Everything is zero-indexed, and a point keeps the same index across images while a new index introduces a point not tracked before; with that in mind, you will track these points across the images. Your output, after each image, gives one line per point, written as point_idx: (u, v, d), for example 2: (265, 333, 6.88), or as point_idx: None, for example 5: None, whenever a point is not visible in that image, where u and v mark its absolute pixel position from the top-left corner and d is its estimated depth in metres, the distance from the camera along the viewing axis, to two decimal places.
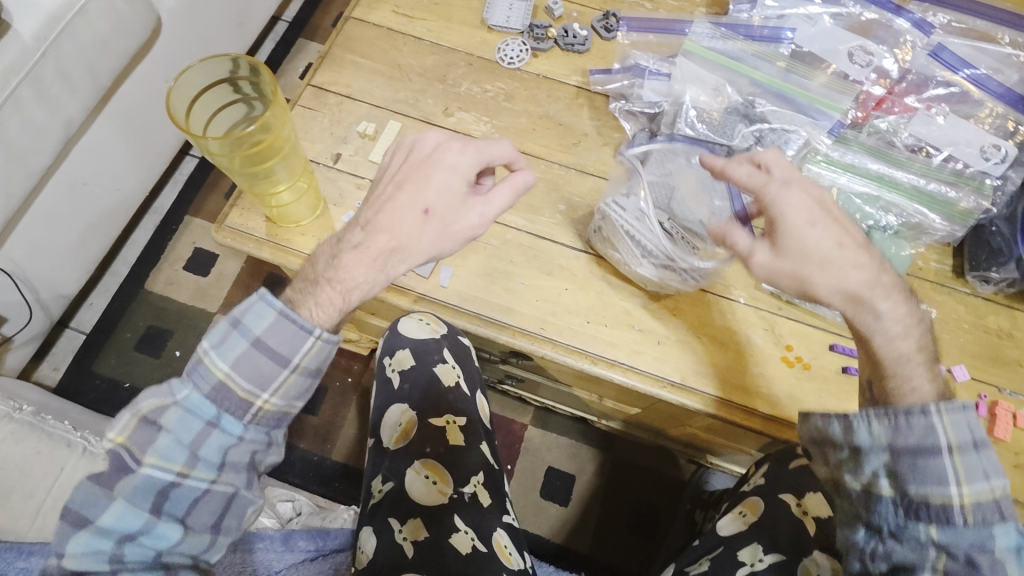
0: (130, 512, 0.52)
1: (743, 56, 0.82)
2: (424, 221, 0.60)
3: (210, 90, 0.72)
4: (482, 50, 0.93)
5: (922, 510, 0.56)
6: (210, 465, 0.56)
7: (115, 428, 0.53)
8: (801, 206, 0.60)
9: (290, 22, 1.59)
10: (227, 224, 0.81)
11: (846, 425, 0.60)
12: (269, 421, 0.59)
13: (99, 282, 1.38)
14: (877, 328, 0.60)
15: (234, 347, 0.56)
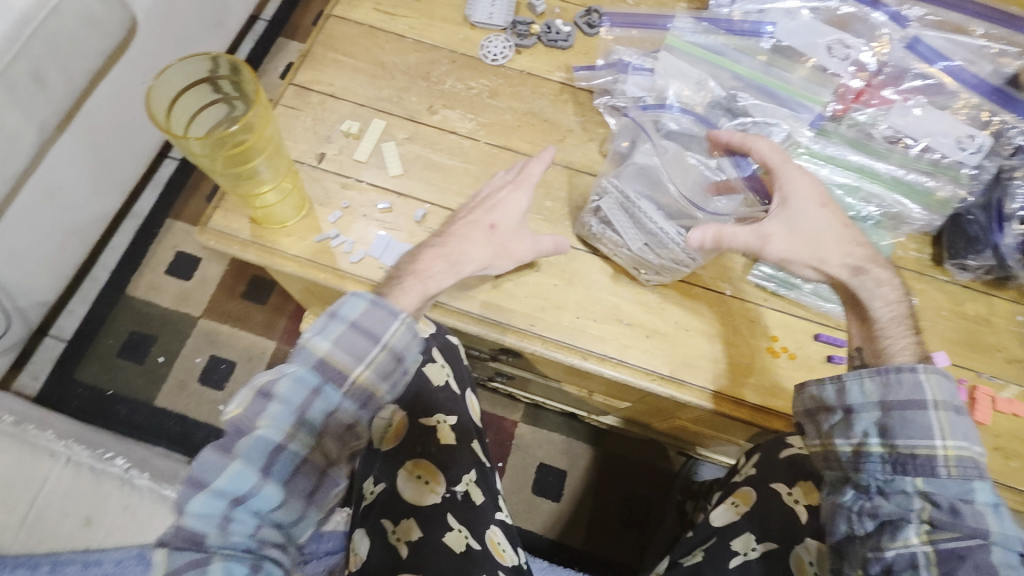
0: (245, 472, 0.52)
1: (725, 50, 0.83)
2: (490, 234, 0.70)
3: (191, 90, 0.71)
4: (466, 47, 0.93)
5: (908, 464, 0.58)
6: (311, 430, 0.55)
7: (234, 401, 0.56)
8: (805, 189, 0.68)
9: (270, 21, 1.57)
10: (210, 226, 0.80)
11: (839, 387, 0.62)
12: (360, 396, 0.58)
13: (79, 288, 1.36)
14: (875, 294, 0.66)
15: (335, 330, 0.59)
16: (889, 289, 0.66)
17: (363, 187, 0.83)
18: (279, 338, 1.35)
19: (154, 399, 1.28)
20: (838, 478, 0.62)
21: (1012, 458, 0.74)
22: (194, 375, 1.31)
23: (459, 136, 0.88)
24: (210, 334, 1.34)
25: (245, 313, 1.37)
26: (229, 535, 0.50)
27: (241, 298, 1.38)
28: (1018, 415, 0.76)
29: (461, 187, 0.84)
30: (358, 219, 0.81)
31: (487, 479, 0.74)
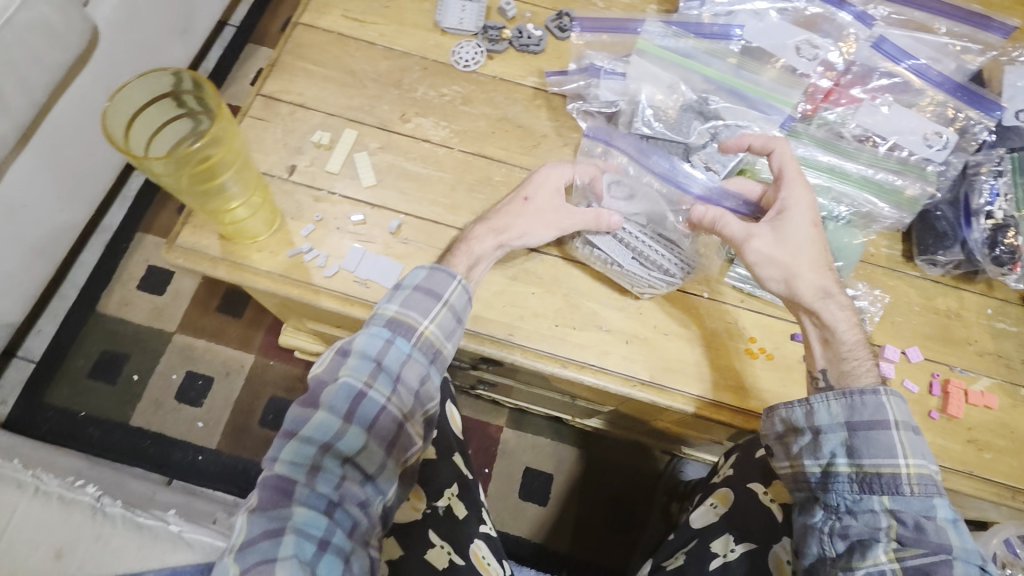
0: (329, 419, 0.52)
1: (696, 53, 0.83)
2: (524, 205, 0.71)
3: (150, 106, 0.69)
4: (437, 53, 0.92)
5: (875, 482, 0.59)
6: (389, 378, 0.55)
7: (318, 362, 0.56)
8: (805, 206, 0.69)
9: (238, 27, 1.54)
10: (178, 243, 0.78)
11: (808, 409, 0.62)
12: (427, 350, 0.58)
13: (46, 307, 1.32)
14: (840, 315, 0.66)
15: (401, 293, 0.60)
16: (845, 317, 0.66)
17: (335, 199, 0.81)
18: (257, 351, 1.33)
19: (129, 419, 1.25)
20: (809, 497, 0.63)
21: (984, 450, 0.76)
22: (170, 392, 1.28)
23: (432, 144, 0.86)
24: (185, 350, 1.32)
25: (221, 328, 1.34)
26: (317, 484, 0.50)
27: (216, 312, 1.35)
28: (989, 407, 0.77)
29: (435, 196, 0.83)
30: (330, 232, 0.79)
31: (469, 491, 0.73)
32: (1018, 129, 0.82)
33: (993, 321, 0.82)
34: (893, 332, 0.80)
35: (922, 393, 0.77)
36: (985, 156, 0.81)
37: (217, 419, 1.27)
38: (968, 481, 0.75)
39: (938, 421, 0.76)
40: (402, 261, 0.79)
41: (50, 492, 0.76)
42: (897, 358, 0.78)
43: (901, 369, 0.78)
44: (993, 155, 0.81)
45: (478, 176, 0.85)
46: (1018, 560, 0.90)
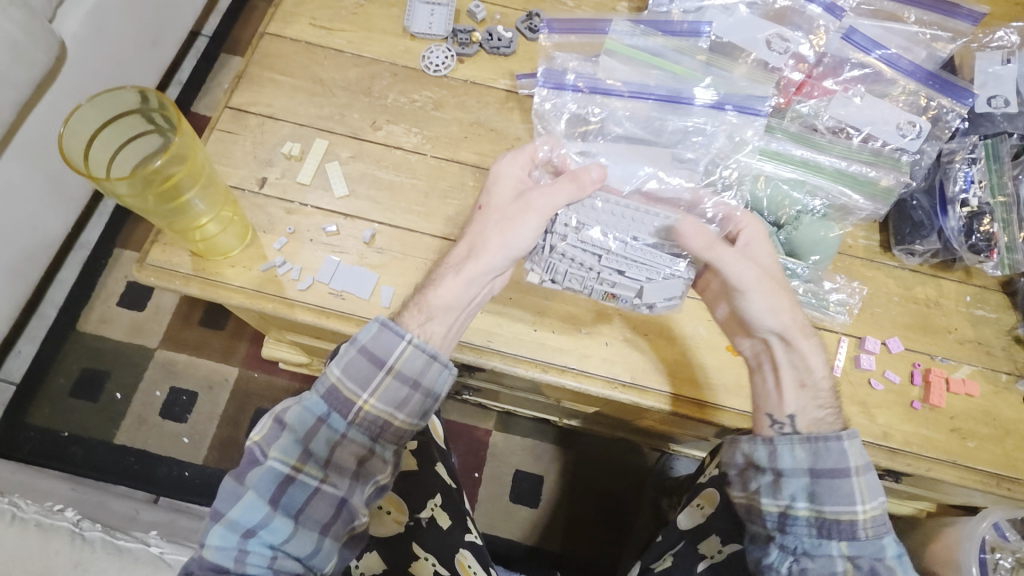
0: (254, 504, 0.51)
1: (664, 52, 0.81)
2: (483, 214, 0.65)
3: (109, 126, 0.69)
4: (407, 59, 0.91)
5: (833, 527, 0.59)
6: (319, 461, 0.53)
7: (255, 428, 0.54)
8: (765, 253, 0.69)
9: (211, 37, 1.52)
10: (147, 261, 0.76)
11: (771, 449, 0.62)
12: (369, 425, 0.55)
13: (25, 327, 1.30)
14: (809, 361, 0.65)
15: (345, 353, 0.55)
16: (812, 356, 0.65)
17: (307, 211, 0.80)
18: (241, 364, 1.32)
19: (113, 437, 1.24)
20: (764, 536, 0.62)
21: (968, 438, 0.76)
22: (154, 409, 1.27)
23: (405, 151, 0.86)
24: (168, 366, 1.30)
25: (204, 342, 1.33)
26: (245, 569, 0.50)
27: (198, 326, 1.34)
28: (970, 395, 0.77)
29: (409, 204, 0.82)
30: (304, 244, 0.78)
31: (453, 500, 0.71)
32: (990, 116, 0.82)
33: (972, 309, 0.82)
34: (874, 324, 0.80)
35: (903, 383, 0.77)
36: (959, 144, 0.82)
37: (202, 434, 1.26)
38: (952, 470, 0.75)
39: (920, 411, 0.76)
40: (377, 270, 0.78)
41: (28, 517, 0.73)
42: (878, 349, 0.78)
43: (882, 360, 0.78)
44: (967, 142, 0.82)
45: (452, 181, 0.84)
46: (1007, 544, 0.90)
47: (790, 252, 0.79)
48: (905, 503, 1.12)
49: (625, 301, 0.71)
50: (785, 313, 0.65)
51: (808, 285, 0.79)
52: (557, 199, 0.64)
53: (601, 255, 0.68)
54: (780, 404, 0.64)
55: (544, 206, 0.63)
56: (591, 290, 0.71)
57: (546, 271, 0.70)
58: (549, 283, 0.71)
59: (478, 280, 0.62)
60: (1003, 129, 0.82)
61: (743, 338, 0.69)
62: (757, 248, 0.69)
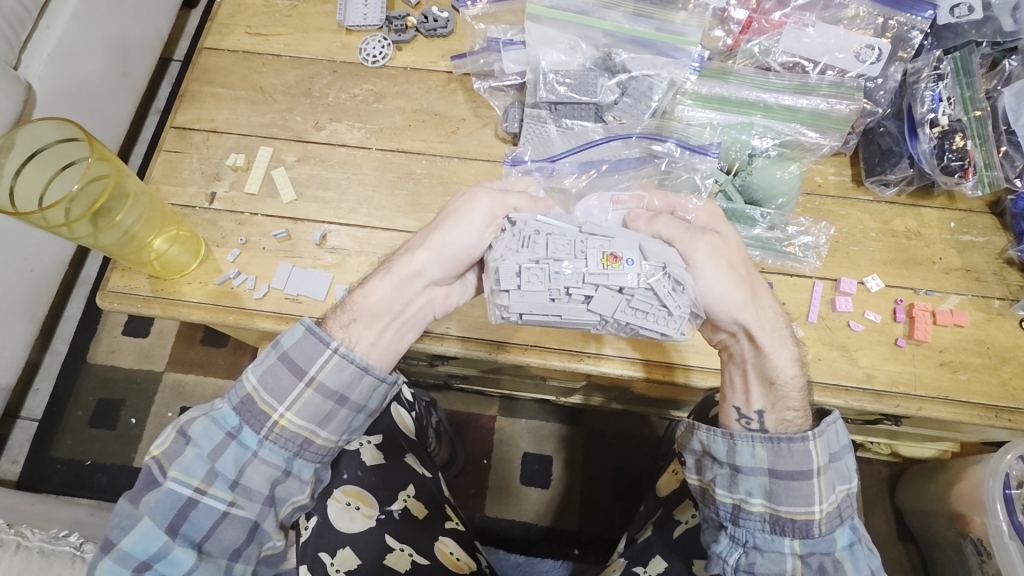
0: (150, 533, 0.52)
1: (588, 9, 0.77)
2: (435, 218, 0.63)
3: (28, 164, 0.69)
4: (345, 54, 0.90)
5: (787, 526, 0.59)
6: (225, 483, 0.54)
7: (156, 440, 0.55)
8: (733, 237, 0.63)
9: (182, 61, 1.53)
10: (111, 288, 0.78)
11: (730, 444, 0.60)
12: (285, 440, 0.55)
13: (41, 365, 1.36)
14: (764, 354, 0.62)
15: (268, 358, 0.57)
16: (783, 353, 0.62)
17: (258, 220, 0.80)
18: None
19: (133, 462, 1.29)
20: (716, 522, 0.63)
21: (959, 371, 0.71)
22: None
23: (350, 148, 0.85)
24: (176, 387, 1.34)
25: (208, 359, 1.37)
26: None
27: (200, 345, 1.38)
28: (960, 325, 0.73)
29: (358, 201, 0.82)
30: (257, 253, 0.79)
31: (429, 491, 0.72)
32: (955, 27, 0.77)
33: (958, 235, 0.77)
34: (850, 264, 0.75)
35: (884, 322, 0.73)
36: (923, 61, 0.76)
37: None
38: (948, 408, 0.70)
39: (906, 349, 0.72)
40: (332, 271, 0.78)
41: (32, 545, 0.76)
42: (855, 289, 0.73)
43: (861, 300, 0.74)
44: (932, 58, 0.76)
45: (399, 172, 0.83)
46: None
47: (750, 199, 0.76)
48: (924, 446, 1.01)
49: (632, 263, 0.56)
50: (738, 293, 0.60)
51: (772, 231, 0.75)
52: (509, 198, 0.60)
53: (579, 224, 0.58)
54: (747, 399, 0.63)
55: (493, 201, 0.60)
56: (587, 256, 0.56)
57: (521, 249, 0.56)
58: (529, 266, 0.55)
59: (409, 283, 0.60)
60: (970, 39, 0.76)
61: (706, 327, 0.65)
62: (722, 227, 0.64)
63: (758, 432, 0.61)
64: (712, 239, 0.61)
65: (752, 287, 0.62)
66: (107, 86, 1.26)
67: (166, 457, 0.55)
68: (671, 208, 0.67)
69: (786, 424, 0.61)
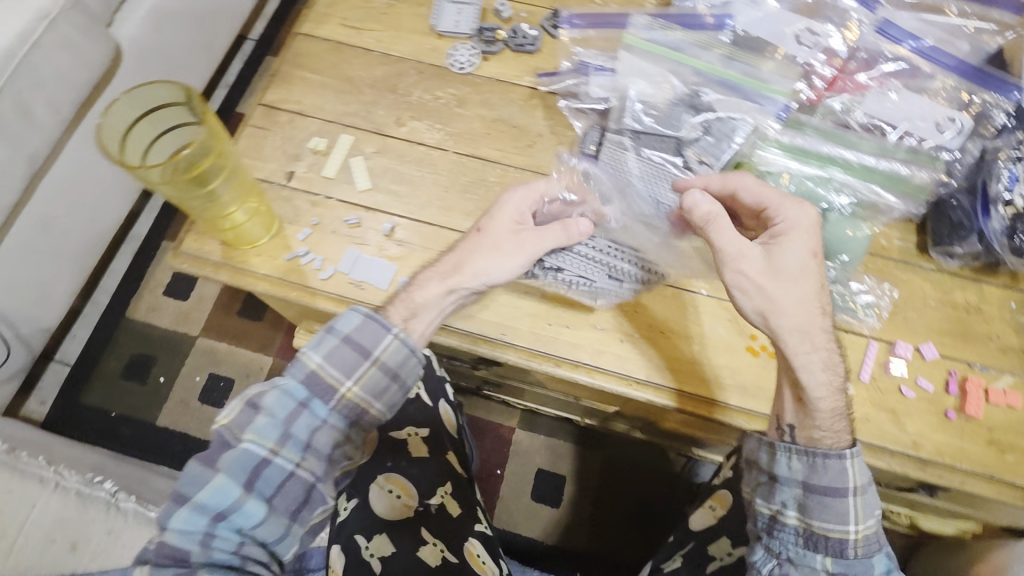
0: (226, 487, 0.52)
1: (683, 46, 0.80)
2: (480, 237, 0.67)
3: (141, 121, 0.71)
4: (433, 57, 0.93)
5: (821, 542, 0.59)
6: (298, 444, 0.55)
7: (223, 412, 0.55)
8: (800, 253, 0.61)
9: (257, 41, 1.63)
10: (183, 249, 0.80)
11: (771, 453, 0.62)
12: (349, 410, 0.57)
13: (81, 313, 1.40)
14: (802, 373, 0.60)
15: (328, 342, 0.58)
16: (831, 372, 0.61)
17: (332, 204, 0.83)
18: (276, 353, 1.39)
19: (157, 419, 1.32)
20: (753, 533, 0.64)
21: (1007, 452, 0.71)
22: (195, 393, 1.35)
23: (427, 147, 0.87)
24: (209, 353, 1.38)
25: (244, 331, 1.40)
26: (210, 552, 0.51)
27: (238, 316, 1.42)
28: (1012, 407, 0.72)
29: (430, 199, 0.84)
30: (327, 235, 0.81)
31: (464, 490, 0.72)
32: None
33: (1018, 316, 0.76)
34: (907, 329, 0.76)
35: (937, 392, 0.73)
36: (1005, 141, 0.75)
37: None
38: (989, 486, 0.70)
39: (954, 422, 0.72)
40: (396, 262, 0.80)
41: (70, 486, 0.77)
42: (909, 354, 0.74)
43: (914, 367, 0.74)
44: (1015, 138, 0.74)
45: (472, 177, 0.85)
46: None
47: None
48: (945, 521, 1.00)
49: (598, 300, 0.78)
50: (778, 305, 0.60)
51: (835, 285, 0.76)
52: (547, 241, 0.67)
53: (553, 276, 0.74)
54: (782, 411, 0.64)
55: (536, 243, 0.67)
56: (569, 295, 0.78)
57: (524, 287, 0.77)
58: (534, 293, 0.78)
59: (459, 293, 0.66)
60: None
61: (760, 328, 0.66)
62: (795, 239, 0.62)
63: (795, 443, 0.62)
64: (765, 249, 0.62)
65: (810, 302, 0.61)
66: (183, 53, 1.35)
67: (235, 425, 0.55)
68: (761, 204, 0.65)
69: (830, 440, 0.60)
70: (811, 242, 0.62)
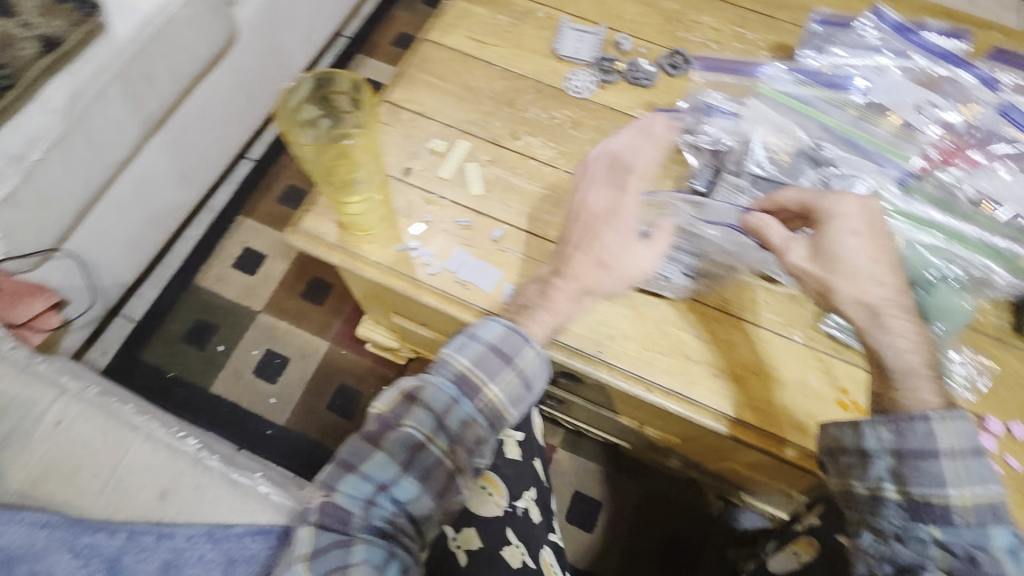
0: (388, 463, 0.55)
1: (814, 101, 0.85)
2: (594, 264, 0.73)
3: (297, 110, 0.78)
4: (552, 78, 0.97)
5: (925, 512, 0.55)
6: (449, 436, 0.57)
7: (379, 399, 0.59)
8: (850, 242, 0.62)
9: (350, 39, 1.70)
10: (300, 227, 0.84)
11: (855, 430, 0.60)
12: (492, 413, 0.60)
13: (151, 273, 1.45)
14: (885, 341, 0.60)
15: (473, 347, 0.61)
16: (903, 336, 0.60)
17: (445, 203, 0.86)
18: (333, 339, 1.41)
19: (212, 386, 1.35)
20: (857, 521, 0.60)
21: None
22: (250, 366, 1.38)
23: (539, 162, 0.90)
24: (268, 329, 1.41)
25: (304, 312, 1.44)
26: (369, 518, 0.54)
27: (300, 297, 1.45)
28: None
29: (538, 211, 0.87)
30: (438, 233, 0.84)
31: (544, 498, 0.74)
32: None
33: None
34: (996, 404, 0.76)
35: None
36: None
37: (289, 398, 1.35)
38: None
39: None
40: (501, 268, 0.82)
41: (161, 438, 0.80)
42: (1000, 432, 0.74)
43: (1003, 444, 0.74)
44: None
45: None
46: None
47: None
48: None
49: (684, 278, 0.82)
50: (840, 284, 0.62)
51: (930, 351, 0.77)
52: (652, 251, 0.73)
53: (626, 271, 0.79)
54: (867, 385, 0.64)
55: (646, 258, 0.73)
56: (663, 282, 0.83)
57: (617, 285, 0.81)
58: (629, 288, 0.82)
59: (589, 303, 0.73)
60: None
61: None
62: (845, 228, 0.63)
63: (880, 415, 0.59)
64: (809, 241, 0.65)
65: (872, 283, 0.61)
66: (285, 38, 1.41)
67: (390, 413, 0.58)
68: (802, 202, 0.67)
69: (924, 404, 0.57)
70: (860, 225, 0.63)
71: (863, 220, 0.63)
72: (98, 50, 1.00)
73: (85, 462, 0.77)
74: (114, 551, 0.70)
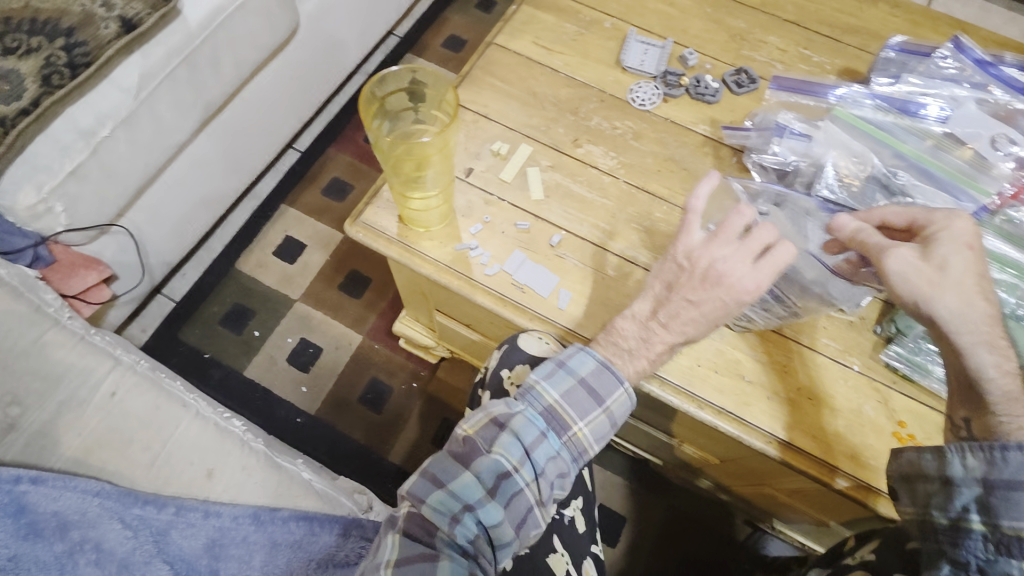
0: (474, 485, 0.59)
1: (892, 129, 0.85)
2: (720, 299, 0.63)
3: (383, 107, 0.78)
4: (615, 88, 0.97)
5: (1015, 547, 0.51)
6: (534, 467, 0.61)
7: (469, 421, 0.64)
8: (959, 252, 0.61)
9: (402, 38, 1.73)
10: (360, 219, 0.85)
11: (939, 457, 0.58)
12: (575, 448, 0.64)
13: (194, 255, 1.47)
14: (975, 360, 0.58)
15: (564, 381, 0.65)
16: (1006, 358, 0.57)
17: (504, 205, 0.86)
18: (367, 332, 1.42)
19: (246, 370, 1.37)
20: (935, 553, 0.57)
21: None
22: (284, 352, 1.39)
23: (599, 171, 0.90)
24: (304, 318, 1.43)
25: (341, 304, 1.45)
26: (455, 537, 0.57)
27: (338, 288, 1.46)
28: None
29: (596, 219, 0.87)
30: (496, 235, 0.84)
31: (589, 507, 0.74)
32: None
33: None
34: None
35: None
36: None
37: (321, 387, 1.36)
38: None
39: None
40: (557, 274, 0.82)
41: (209, 417, 0.81)
42: None
43: None
44: None
45: (639, 209, 0.88)
46: None
47: None
48: None
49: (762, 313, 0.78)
50: (948, 290, 0.59)
51: None
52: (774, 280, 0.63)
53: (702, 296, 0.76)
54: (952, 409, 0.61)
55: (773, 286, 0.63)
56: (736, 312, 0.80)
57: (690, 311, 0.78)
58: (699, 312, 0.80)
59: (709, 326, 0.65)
60: None
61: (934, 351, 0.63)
62: (953, 238, 0.62)
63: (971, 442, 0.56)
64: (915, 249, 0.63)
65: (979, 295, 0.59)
66: (343, 33, 1.43)
67: (478, 437, 0.62)
68: (910, 219, 0.67)
69: (1018, 432, 0.53)
70: (965, 235, 0.62)
71: (973, 239, 0.62)
72: (170, 34, 1.01)
73: (137, 434, 0.78)
74: (163, 525, 0.70)
